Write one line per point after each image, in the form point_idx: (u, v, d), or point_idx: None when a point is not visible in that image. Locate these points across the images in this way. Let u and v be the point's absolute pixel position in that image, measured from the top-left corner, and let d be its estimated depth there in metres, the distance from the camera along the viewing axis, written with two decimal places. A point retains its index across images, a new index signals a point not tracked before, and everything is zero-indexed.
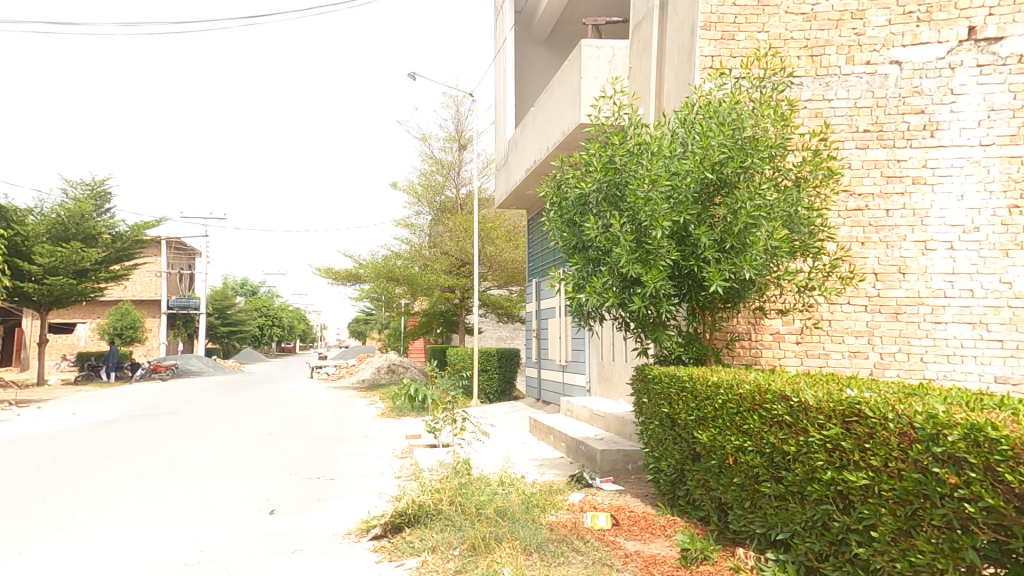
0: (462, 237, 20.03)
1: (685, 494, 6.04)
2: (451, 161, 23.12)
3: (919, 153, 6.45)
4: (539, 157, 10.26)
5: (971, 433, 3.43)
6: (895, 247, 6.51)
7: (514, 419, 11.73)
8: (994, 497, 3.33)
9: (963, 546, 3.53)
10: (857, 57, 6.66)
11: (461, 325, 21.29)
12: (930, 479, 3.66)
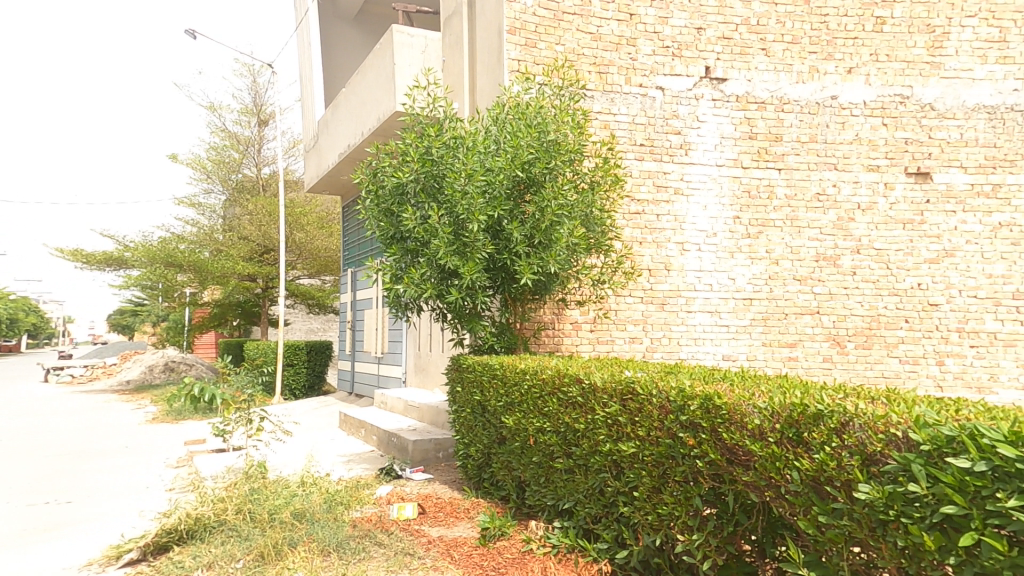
0: (266, 223, 18.63)
1: (489, 476, 6.37)
2: (249, 136, 21.50)
3: (678, 167, 7.63)
4: (353, 141, 9.87)
5: (705, 402, 4.12)
6: (663, 247, 7.65)
7: (324, 415, 11.22)
8: (715, 452, 4.05)
9: (694, 493, 4.27)
10: (633, 79, 7.60)
11: (262, 317, 19.93)
12: (677, 442, 4.34)
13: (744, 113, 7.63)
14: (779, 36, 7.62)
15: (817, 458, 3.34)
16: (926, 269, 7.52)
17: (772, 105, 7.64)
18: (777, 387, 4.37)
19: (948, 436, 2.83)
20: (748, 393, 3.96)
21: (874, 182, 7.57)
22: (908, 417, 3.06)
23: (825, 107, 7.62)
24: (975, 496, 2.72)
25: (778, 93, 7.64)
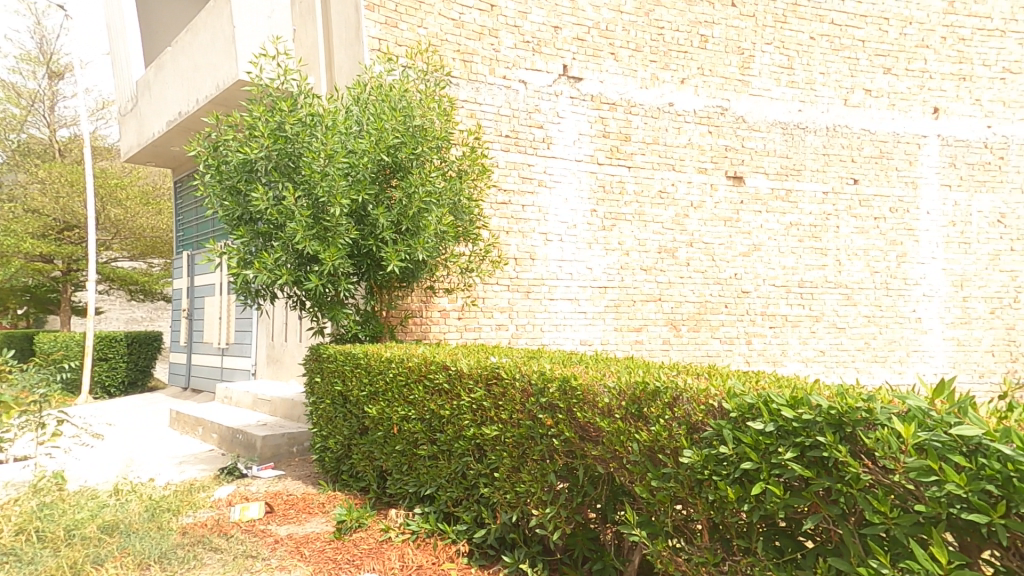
0: (66, 194, 16.13)
1: (348, 468, 6.17)
2: (34, 90, 18.38)
3: (542, 161, 7.98)
4: (187, 109, 8.83)
5: (563, 384, 4.34)
6: (528, 236, 7.95)
7: (154, 414, 10.02)
8: (570, 430, 4.27)
9: (549, 470, 4.44)
10: (497, 71, 7.74)
11: (64, 303, 17.41)
12: (536, 423, 4.52)
13: (598, 112, 8.19)
14: (625, 43, 8.27)
15: (653, 430, 3.70)
16: (740, 261, 8.78)
17: (625, 107, 8.29)
18: (626, 368, 4.73)
19: (749, 403, 3.18)
20: (600, 375, 4.25)
21: (704, 182, 8.62)
22: (723, 390, 3.39)
23: (664, 113, 8.45)
24: (767, 453, 3.11)
25: (626, 96, 8.29)
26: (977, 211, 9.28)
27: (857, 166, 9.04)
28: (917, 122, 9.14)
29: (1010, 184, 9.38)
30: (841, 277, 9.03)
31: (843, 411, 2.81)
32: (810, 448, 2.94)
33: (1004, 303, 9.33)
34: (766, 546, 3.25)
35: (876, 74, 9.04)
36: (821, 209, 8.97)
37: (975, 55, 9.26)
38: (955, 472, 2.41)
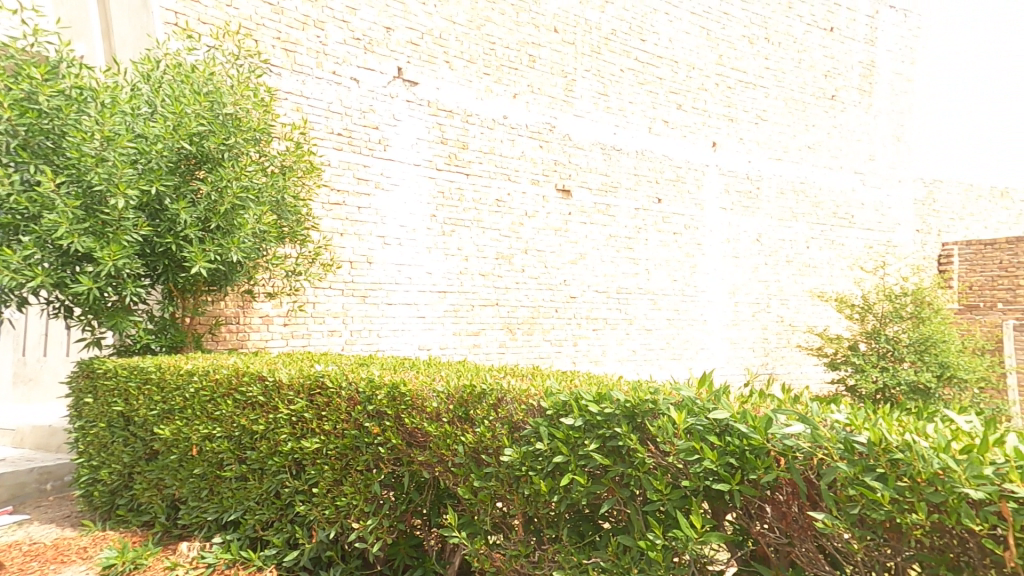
0: None
1: (127, 501, 5.38)
2: None
3: (378, 163, 7.81)
4: None
5: (391, 390, 4.23)
6: (364, 239, 7.71)
7: None
8: (397, 437, 4.21)
9: (373, 480, 4.32)
10: (325, 65, 7.40)
11: None
12: (362, 432, 4.36)
13: (435, 119, 8.28)
14: (459, 53, 8.47)
15: (478, 431, 3.79)
16: (567, 268, 9.50)
17: (464, 117, 8.51)
18: (457, 372, 4.81)
19: (563, 401, 3.48)
20: (430, 379, 4.22)
21: (536, 194, 9.18)
22: (542, 390, 3.65)
23: (498, 125, 8.83)
24: (575, 446, 3.43)
25: (463, 105, 8.49)
26: (743, 231, 11.21)
27: (661, 187, 10.43)
28: (700, 153, 10.82)
29: (762, 211, 11.40)
30: (650, 285, 10.31)
31: (636, 404, 3.22)
32: (609, 438, 3.30)
33: (761, 308, 11.41)
34: (570, 533, 3.52)
35: (670, 109, 10.48)
36: (633, 222, 10.15)
37: (739, 104, 11.20)
38: (710, 450, 2.92)
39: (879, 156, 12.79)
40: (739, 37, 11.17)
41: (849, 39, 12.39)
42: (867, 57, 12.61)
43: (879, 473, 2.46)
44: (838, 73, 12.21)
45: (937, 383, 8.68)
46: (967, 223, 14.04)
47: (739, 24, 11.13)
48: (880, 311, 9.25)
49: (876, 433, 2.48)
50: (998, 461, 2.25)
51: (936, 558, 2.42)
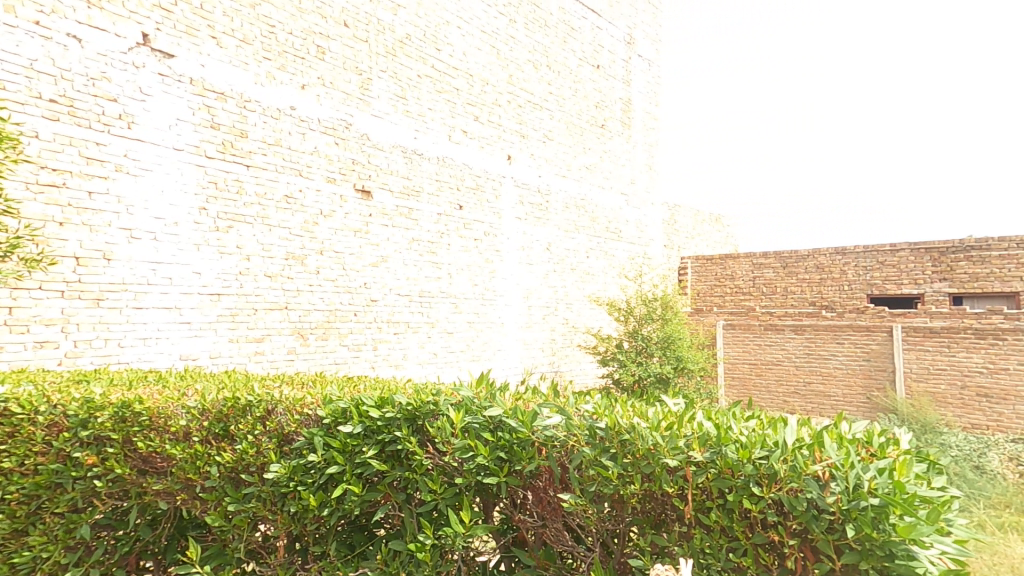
0: None
1: None
2: None
3: (118, 141, 6.67)
4: None
5: (119, 411, 3.56)
6: (98, 232, 6.50)
7: None
8: (123, 466, 3.53)
9: (79, 524, 3.56)
10: (20, 10, 6.07)
11: None
12: (68, 465, 3.56)
13: (201, 99, 7.35)
14: (229, 30, 7.67)
15: (240, 449, 3.45)
16: (369, 271, 9.22)
17: (242, 101, 7.75)
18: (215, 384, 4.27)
19: (343, 408, 3.42)
20: (181, 394, 3.69)
21: (333, 193, 8.74)
22: (319, 398, 3.50)
23: (284, 116, 8.20)
24: (352, 455, 3.36)
25: (237, 88, 7.71)
26: (535, 241, 12.27)
27: (462, 194, 10.82)
28: (497, 164, 11.51)
29: (551, 222, 12.60)
30: (451, 289, 10.60)
31: (417, 407, 3.35)
32: (389, 443, 3.35)
33: (550, 311, 12.64)
34: (339, 547, 3.39)
35: (468, 120, 10.96)
36: (437, 227, 10.34)
37: (529, 122, 12.23)
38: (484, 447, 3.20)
39: (638, 181, 15.12)
40: (525, 61, 12.20)
41: (611, 77, 14.42)
42: (625, 95, 14.84)
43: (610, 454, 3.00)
44: (605, 105, 14.18)
45: (673, 373, 10.56)
46: (698, 242, 17.41)
47: (524, 49, 12.18)
48: (637, 316, 11.11)
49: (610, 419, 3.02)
50: (687, 434, 2.88)
51: (642, 519, 2.98)
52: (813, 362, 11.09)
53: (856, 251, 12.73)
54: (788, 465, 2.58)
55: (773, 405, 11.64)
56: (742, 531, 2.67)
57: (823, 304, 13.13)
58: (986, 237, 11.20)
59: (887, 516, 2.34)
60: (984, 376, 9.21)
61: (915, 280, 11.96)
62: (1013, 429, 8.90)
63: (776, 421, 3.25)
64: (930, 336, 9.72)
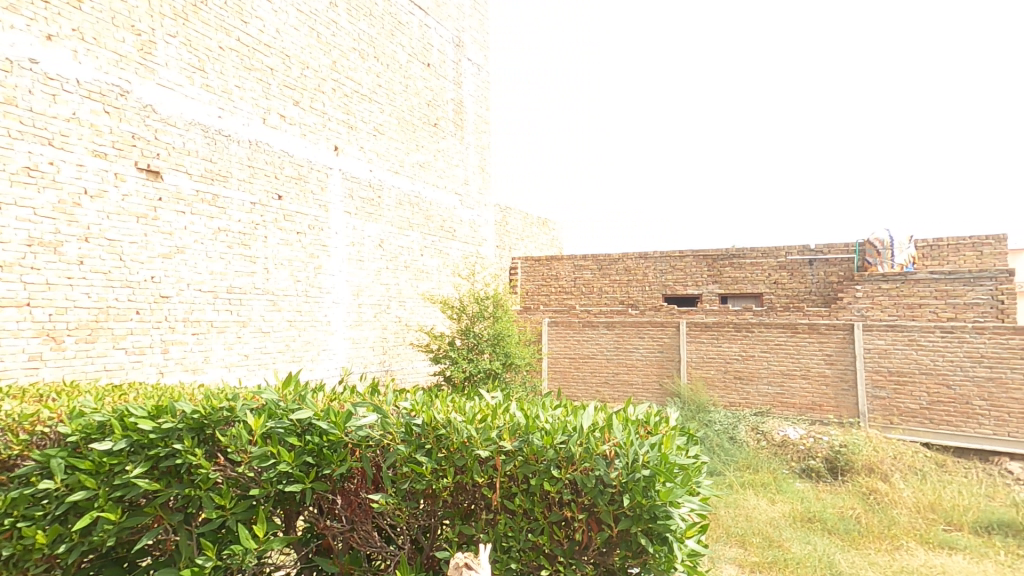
0: None
1: None
2: None
3: None
4: None
5: None
6: None
7: None
8: None
9: None
10: None
11: None
12: None
13: None
14: None
15: None
16: (158, 264, 8.02)
17: None
18: None
19: (98, 424, 4.15)
20: None
21: (101, 169, 7.40)
22: (65, 416, 4.25)
23: (19, 69, 6.69)
24: (109, 476, 4.04)
25: None
26: (366, 236, 11.85)
27: (280, 183, 9.98)
28: (322, 154, 10.85)
29: (384, 218, 12.29)
30: (268, 285, 9.72)
31: (203, 418, 4.06)
32: (162, 460, 4.05)
33: (381, 309, 12.31)
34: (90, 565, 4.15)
35: (286, 103, 10.17)
36: (249, 218, 9.38)
37: (358, 113, 11.82)
38: (287, 452, 4.02)
39: (472, 182, 15.57)
40: (349, 49, 11.74)
41: (441, 77, 14.57)
42: (456, 97, 15.15)
43: (427, 448, 3.96)
44: (437, 104, 14.36)
45: (501, 369, 10.76)
46: (527, 244, 18.65)
47: (348, 36, 11.70)
48: (470, 314, 11.18)
49: (428, 416, 3.95)
50: (500, 427, 3.89)
51: (454, 510, 4.03)
52: (619, 355, 12.51)
53: (654, 256, 14.71)
54: (583, 448, 3.61)
55: (587, 394, 12.92)
56: (541, 511, 3.74)
57: (630, 303, 14.97)
58: (744, 247, 13.64)
59: (654, 485, 3.38)
60: (739, 362, 11.10)
61: (696, 282, 14.19)
62: (756, 404, 10.88)
63: (577, 405, 4.28)
64: (705, 330, 11.51)
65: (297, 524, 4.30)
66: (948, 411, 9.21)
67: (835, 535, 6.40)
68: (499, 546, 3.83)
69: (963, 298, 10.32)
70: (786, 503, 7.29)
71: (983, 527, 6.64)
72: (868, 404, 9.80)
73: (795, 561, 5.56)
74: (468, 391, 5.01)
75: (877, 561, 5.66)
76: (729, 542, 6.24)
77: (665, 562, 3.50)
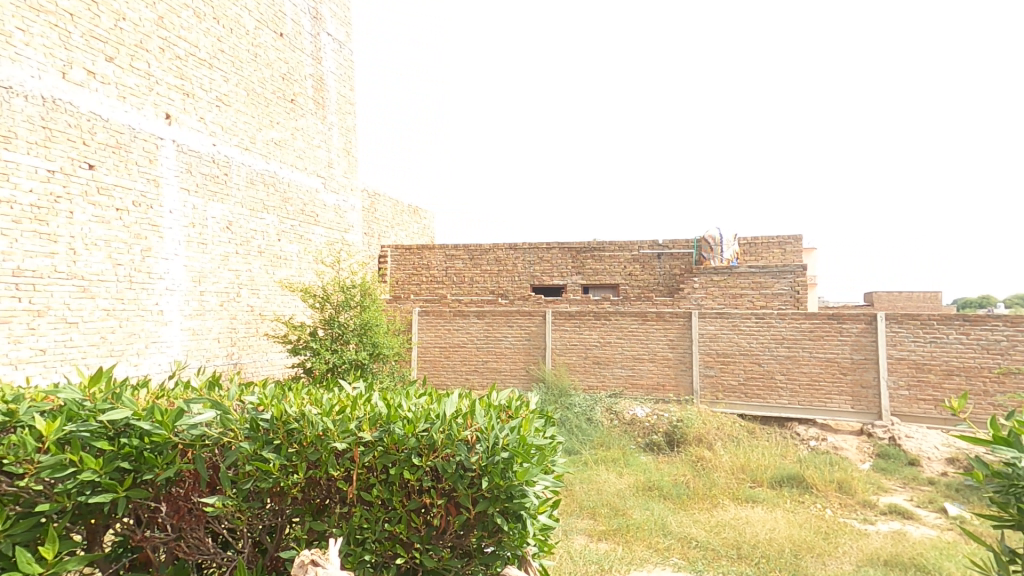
0: None
1: None
2: None
3: None
4: None
5: None
6: None
7: None
8: None
9: None
10: None
11: None
12: None
13: None
14: None
15: None
16: None
17: None
18: None
19: None
20: None
21: None
22: None
23: None
24: None
25: None
26: (211, 217, 11.02)
27: (90, 151, 8.79)
28: (150, 122, 9.83)
29: (232, 198, 11.61)
30: (76, 269, 8.49)
31: None
32: None
33: (230, 297, 11.52)
34: None
35: (96, 58, 8.88)
36: (45, 188, 8.10)
37: (194, 79, 10.86)
38: (94, 458, 3.40)
39: (335, 165, 15.46)
40: (180, 5, 10.65)
41: (296, 50, 13.99)
42: (315, 72, 14.76)
43: (275, 444, 3.61)
44: (293, 79, 13.84)
45: (370, 359, 9.48)
46: (397, 231, 18.45)
47: None
48: (335, 301, 9.63)
49: (277, 410, 3.60)
50: (359, 418, 3.61)
51: (305, 507, 3.75)
52: (488, 343, 12.71)
53: (523, 248, 15.21)
54: (445, 434, 3.45)
55: (456, 383, 12.94)
56: (400, 500, 3.57)
57: (500, 293, 15.33)
58: (604, 240, 14.67)
59: (511, 466, 3.31)
60: (597, 348, 11.93)
61: (560, 273, 14.96)
62: (611, 386, 11.77)
63: (442, 392, 4.10)
64: (569, 319, 12.16)
65: (104, 540, 3.71)
66: (759, 385, 10.78)
67: (669, 500, 7.17)
68: (354, 539, 3.62)
69: (773, 289, 12.16)
70: (632, 475, 8.00)
71: (778, 481, 7.93)
72: (700, 382, 11.13)
73: (635, 526, 6.12)
74: (328, 381, 4.67)
75: (700, 519, 6.44)
76: (582, 514, 6.67)
77: (518, 538, 3.49)
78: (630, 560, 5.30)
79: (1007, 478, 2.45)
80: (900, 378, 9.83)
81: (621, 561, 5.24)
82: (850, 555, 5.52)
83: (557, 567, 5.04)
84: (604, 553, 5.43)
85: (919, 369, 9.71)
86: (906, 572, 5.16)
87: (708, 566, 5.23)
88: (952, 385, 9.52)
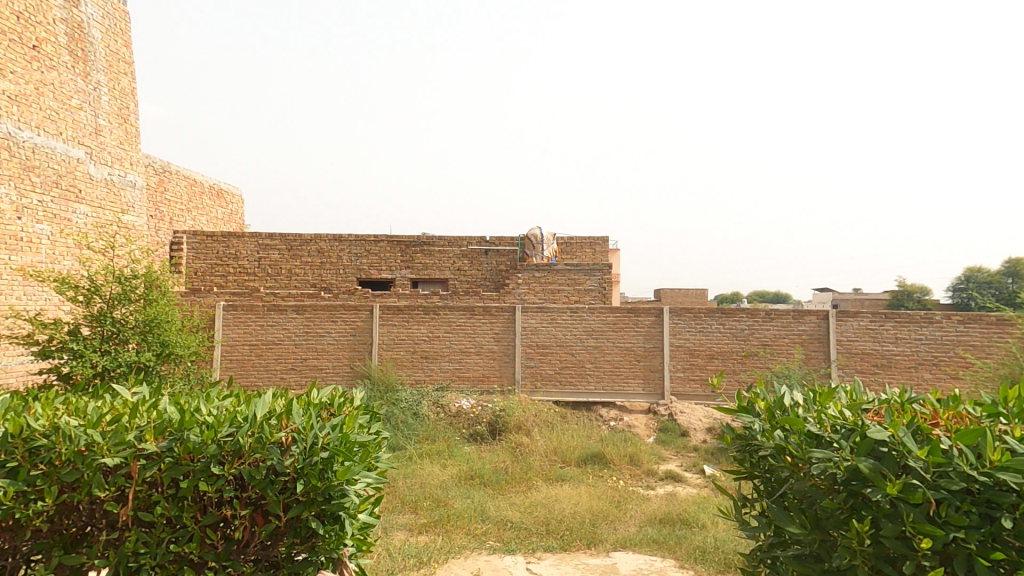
0: None
1: None
2: None
3: None
4: None
5: None
6: None
7: None
8: None
9: None
10: None
11: None
12: None
13: None
14: None
15: None
16: None
17: None
18: None
19: None
20: None
21: None
22: None
23: None
24: None
25: None
26: None
27: None
28: None
29: None
30: None
31: None
32: None
33: None
34: None
35: None
36: None
37: None
38: None
39: (105, 132, 12.79)
40: None
41: None
42: (69, 17, 11.95)
43: (10, 467, 2.83)
44: (35, 20, 11.07)
45: (156, 361, 7.89)
46: (195, 215, 16.01)
47: None
48: (108, 294, 7.87)
49: (14, 425, 2.82)
50: (141, 426, 2.99)
51: (53, 540, 3.01)
52: (308, 339, 11.77)
53: (349, 239, 14.44)
54: (254, 438, 3.01)
55: (269, 382, 11.73)
56: (192, 516, 3.07)
57: (323, 286, 14.34)
58: (433, 236, 14.69)
59: (331, 466, 3.02)
60: (425, 343, 11.89)
61: (389, 267, 14.56)
62: (438, 379, 11.86)
63: (252, 393, 3.59)
64: (397, 314, 11.87)
65: None
66: (571, 373, 11.89)
67: (489, 486, 7.48)
68: (124, 569, 3.01)
69: (584, 285, 13.53)
70: (455, 465, 8.17)
71: (583, 459, 8.84)
72: (521, 372, 11.85)
73: (455, 516, 6.22)
74: (96, 387, 3.82)
75: (515, 501, 6.85)
76: (404, 509, 6.59)
77: (335, 540, 3.21)
78: (449, 548, 5.38)
79: (746, 439, 3.04)
80: (678, 362, 11.75)
81: (440, 551, 5.29)
82: (635, 518, 6.41)
83: (373, 565, 4.88)
84: (423, 545, 5.43)
85: (691, 354, 11.73)
86: (674, 526, 6.18)
87: (521, 544, 5.58)
88: (713, 366, 11.69)
